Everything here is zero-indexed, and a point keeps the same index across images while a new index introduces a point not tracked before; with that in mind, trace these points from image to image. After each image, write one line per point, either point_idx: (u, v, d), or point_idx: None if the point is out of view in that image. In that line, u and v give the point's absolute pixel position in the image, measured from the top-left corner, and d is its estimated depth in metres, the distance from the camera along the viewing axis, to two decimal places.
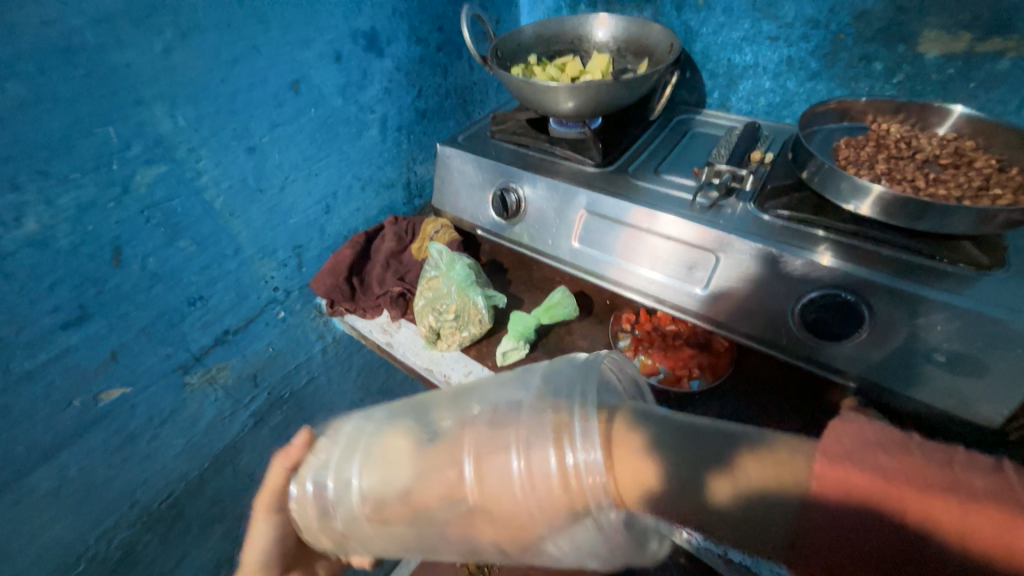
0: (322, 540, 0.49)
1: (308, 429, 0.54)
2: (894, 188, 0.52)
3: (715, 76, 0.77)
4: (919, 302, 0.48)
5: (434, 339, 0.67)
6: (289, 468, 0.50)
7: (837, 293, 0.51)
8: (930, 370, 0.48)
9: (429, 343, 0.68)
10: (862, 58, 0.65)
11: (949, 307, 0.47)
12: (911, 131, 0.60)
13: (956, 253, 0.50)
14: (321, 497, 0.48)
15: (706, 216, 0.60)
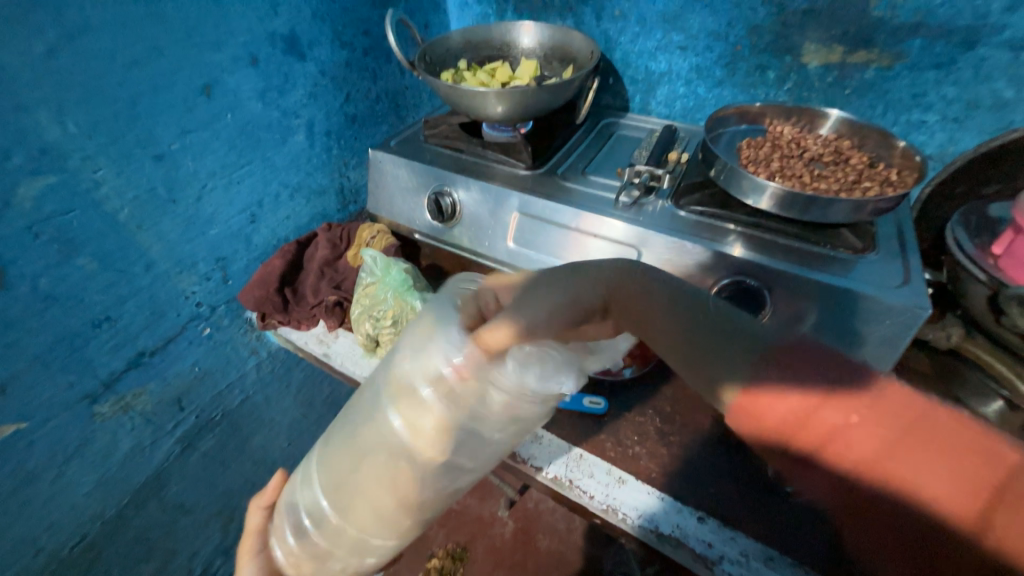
0: (303, 565, 0.53)
1: (282, 471, 0.59)
2: (786, 184, 0.58)
3: (635, 82, 0.82)
4: (810, 284, 0.54)
5: (374, 348, 0.66)
6: (266, 505, 0.58)
7: (743, 279, 0.57)
8: (822, 344, 0.55)
9: (368, 352, 0.67)
10: (758, 67, 0.72)
11: (835, 287, 0.53)
12: (801, 133, 0.67)
13: (838, 239, 0.57)
14: (298, 523, 0.54)
15: (629, 214, 0.64)
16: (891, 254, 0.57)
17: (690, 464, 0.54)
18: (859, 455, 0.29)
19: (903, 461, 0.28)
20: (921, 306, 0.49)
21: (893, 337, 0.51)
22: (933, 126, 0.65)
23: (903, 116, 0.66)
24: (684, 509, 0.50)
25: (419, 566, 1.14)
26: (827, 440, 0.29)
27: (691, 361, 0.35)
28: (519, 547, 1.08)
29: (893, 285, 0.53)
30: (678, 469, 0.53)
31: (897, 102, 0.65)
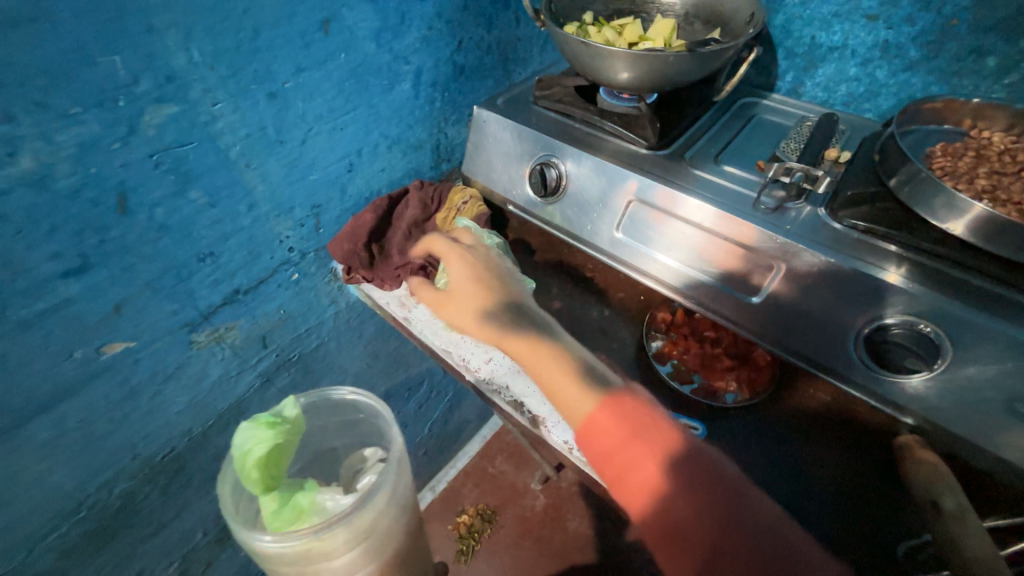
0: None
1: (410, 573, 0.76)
2: (998, 210, 0.46)
3: (792, 56, 0.68)
4: (1012, 344, 0.44)
5: (274, 423, 0.54)
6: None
7: (914, 323, 0.47)
8: (1005, 420, 0.44)
9: (238, 460, 0.51)
10: (973, 50, 0.56)
11: None
12: (1017, 143, 0.52)
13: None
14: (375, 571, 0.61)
15: (770, 217, 0.54)
16: None
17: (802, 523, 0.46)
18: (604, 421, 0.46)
19: (715, 484, 0.42)
20: None
21: None
22: None
23: None
24: None
25: (451, 521, 1.21)
26: (632, 465, 0.44)
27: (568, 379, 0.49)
28: (548, 521, 1.18)
29: None
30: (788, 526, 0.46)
31: None
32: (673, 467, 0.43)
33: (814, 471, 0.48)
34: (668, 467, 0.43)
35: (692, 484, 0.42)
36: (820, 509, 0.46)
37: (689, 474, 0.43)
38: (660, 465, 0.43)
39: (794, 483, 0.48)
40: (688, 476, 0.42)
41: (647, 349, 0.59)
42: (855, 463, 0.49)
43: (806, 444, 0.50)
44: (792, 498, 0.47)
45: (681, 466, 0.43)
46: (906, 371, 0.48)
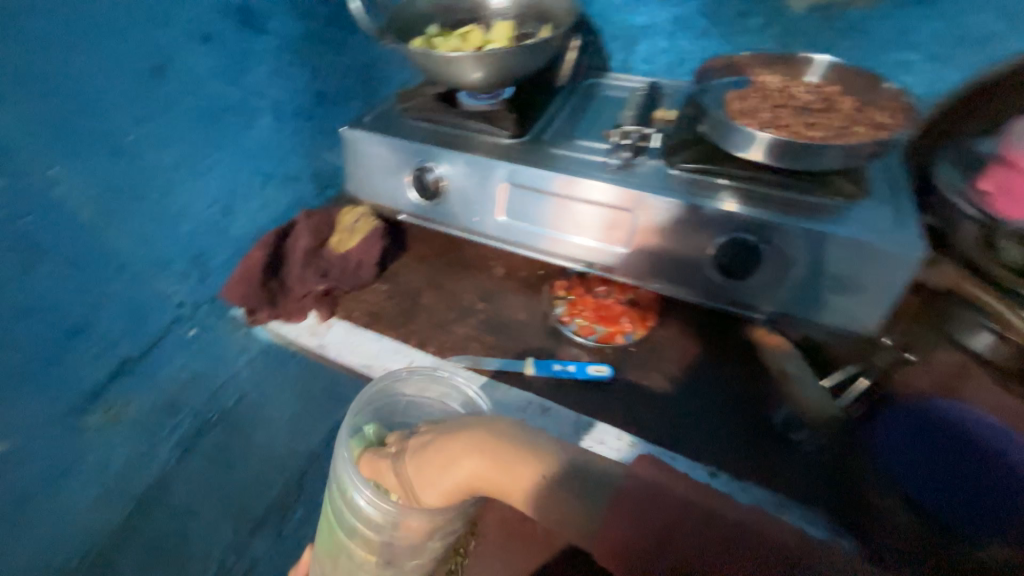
0: None
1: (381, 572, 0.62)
2: (778, 134, 0.57)
3: (615, 39, 0.79)
4: (811, 234, 0.54)
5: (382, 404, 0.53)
6: None
7: (740, 237, 0.56)
8: (820, 294, 0.55)
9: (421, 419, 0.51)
10: (740, 14, 0.70)
11: (832, 238, 0.53)
12: (788, 81, 0.65)
13: (833, 188, 0.56)
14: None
15: (622, 175, 0.62)
16: (885, 199, 0.56)
17: (702, 422, 0.54)
18: (530, 487, 0.34)
19: (676, 526, 0.29)
20: (914, 252, 0.50)
21: (888, 285, 0.52)
22: (921, 64, 0.64)
23: (884, 58, 0.66)
24: (698, 466, 0.51)
25: None
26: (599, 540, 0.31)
27: (544, 498, 0.33)
28: None
29: (891, 231, 0.52)
30: (690, 427, 0.54)
31: (879, 44, 0.65)
32: (614, 509, 0.31)
33: (714, 391, 0.57)
34: (628, 523, 0.30)
35: (640, 528, 0.30)
36: (709, 408, 0.55)
37: (632, 511, 0.30)
38: (590, 502, 0.32)
39: (699, 403, 0.56)
40: (632, 513, 0.30)
41: (552, 314, 0.66)
42: (730, 365, 0.59)
43: (703, 369, 0.59)
44: (688, 404, 0.56)
45: (622, 511, 0.30)
46: (754, 279, 0.58)
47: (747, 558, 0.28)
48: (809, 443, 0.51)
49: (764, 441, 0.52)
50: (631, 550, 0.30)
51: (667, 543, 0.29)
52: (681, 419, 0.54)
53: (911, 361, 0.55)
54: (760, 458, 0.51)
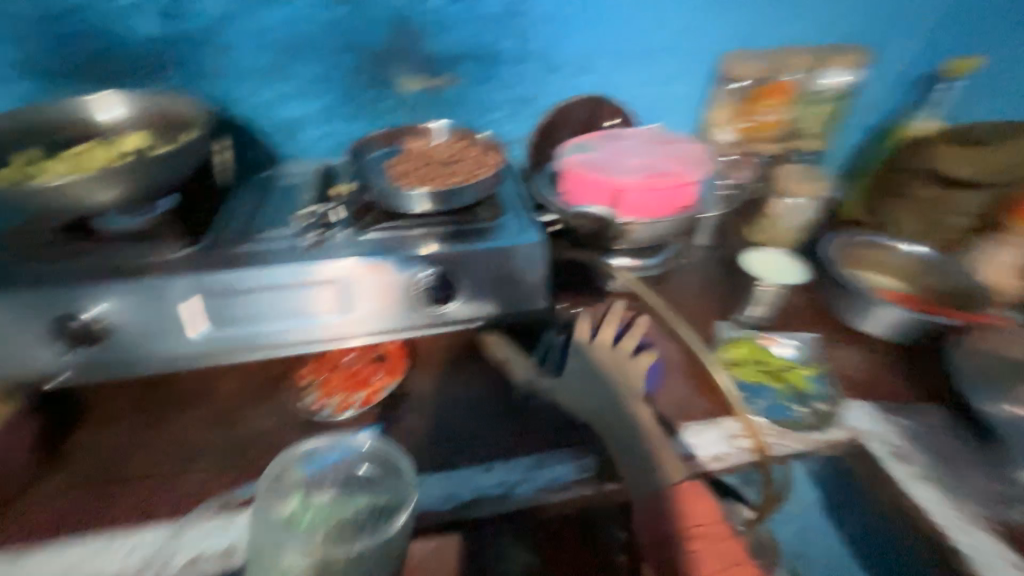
0: None
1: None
2: (428, 185, 0.71)
3: (274, 133, 0.83)
4: (472, 254, 0.66)
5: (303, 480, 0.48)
6: None
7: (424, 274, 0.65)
8: (502, 293, 0.69)
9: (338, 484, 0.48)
10: (373, 100, 0.82)
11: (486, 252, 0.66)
12: (428, 144, 0.80)
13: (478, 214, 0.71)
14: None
15: (312, 251, 0.64)
16: (517, 210, 0.74)
17: (467, 431, 0.61)
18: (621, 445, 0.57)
19: (674, 496, 0.52)
20: (537, 242, 0.67)
21: (536, 270, 0.69)
22: (506, 119, 0.89)
23: (486, 117, 0.89)
24: (473, 470, 0.57)
25: None
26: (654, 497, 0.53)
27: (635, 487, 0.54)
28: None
29: (523, 233, 0.69)
30: (458, 442, 0.60)
31: (478, 109, 0.87)
32: (659, 508, 0.52)
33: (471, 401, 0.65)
34: (677, 513, 0.52)
35: (652, 513, 0.52)
36: (466, 417, 0.63)
37: (662, 491, 0.53)
38: (650, 450, 0.55)
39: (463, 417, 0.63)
40: (666, 503, 0.52)
41: (302, 403, 0.64)
42: (473, 372, 0.68)
43: (458, 387, 0.67)
44: (450, 423, 0.62)
45: (676, 498, 0.52)
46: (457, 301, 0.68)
47: (668, 506, 0.52)
48: (547, 407, 0.64)
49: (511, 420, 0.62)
50: (648, 530, 0.52)
51: (670, 499, 0.52)
52: (449, 440, 0.60)
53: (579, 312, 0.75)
54: (514, 436, 0.60)
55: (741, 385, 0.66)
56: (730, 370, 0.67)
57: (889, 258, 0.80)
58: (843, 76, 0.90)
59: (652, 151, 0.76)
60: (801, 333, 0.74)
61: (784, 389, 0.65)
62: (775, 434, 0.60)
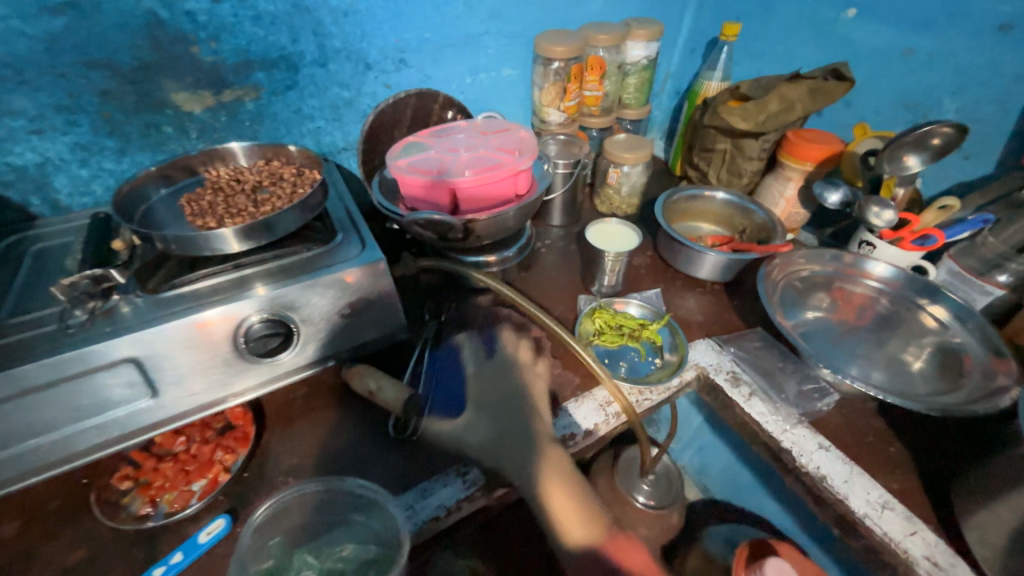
0: None
1: None
2: (237, 222, 0.61)
3: (11, 183, 0.64)
4: (304, 287, 0.59)
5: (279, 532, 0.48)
6: None
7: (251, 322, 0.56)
8: (351, 321, 0.63)
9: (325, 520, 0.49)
10: (149, 126, 0.68)
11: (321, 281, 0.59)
12: (235, 169, 0.69)
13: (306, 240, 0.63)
14: None
15: (89, 330, 0.51)
16: (353, 228, 0.67)
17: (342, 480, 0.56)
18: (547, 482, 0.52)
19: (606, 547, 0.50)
20: (377, 259, 0.62)
21: (382, 288, 0.64)
22: (326, 127, 0.80)
23: (304, 128, 0.79)
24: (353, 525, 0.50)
25: None
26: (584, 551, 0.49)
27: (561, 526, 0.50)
28: None
29: (360, 252, 0.63)
30: None
31: (291, 120, 0.77)
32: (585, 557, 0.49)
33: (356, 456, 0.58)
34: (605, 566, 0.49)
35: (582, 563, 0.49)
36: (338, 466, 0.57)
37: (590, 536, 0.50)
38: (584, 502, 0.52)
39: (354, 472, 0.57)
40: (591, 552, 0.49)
41: (124, 513, 0.52)
42: (340, 414, 0.62)
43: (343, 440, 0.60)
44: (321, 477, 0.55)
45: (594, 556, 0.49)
46: (294, 350, 0.59)
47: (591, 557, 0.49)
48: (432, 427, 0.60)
49: (390, 453, 0.58)
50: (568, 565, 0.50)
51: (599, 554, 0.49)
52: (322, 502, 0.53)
53: (446, 319, 0.72)
54: (394, 471, 0.56)
55: (604, 353, 0.72)
56: (595, 342, 0.73)
57: (706, 207, 0.92)
58: (646, 47, 0.97)
59: (483, 141, 0.75)
60: (645, 290, 0.82)
61: (641, 347, 0.73)
62: (636, 392, 0.66)
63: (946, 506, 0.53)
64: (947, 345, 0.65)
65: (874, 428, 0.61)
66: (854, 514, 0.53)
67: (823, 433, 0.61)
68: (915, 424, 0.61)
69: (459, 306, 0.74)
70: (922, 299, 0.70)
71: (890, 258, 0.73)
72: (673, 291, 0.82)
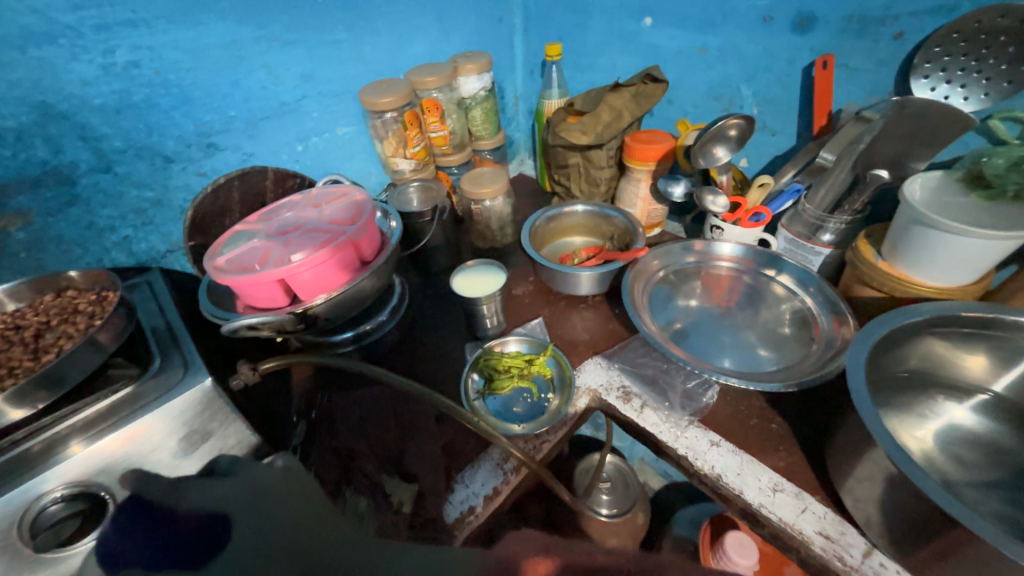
0: None
1: None
2: (11, 384, 0.50)
3: None
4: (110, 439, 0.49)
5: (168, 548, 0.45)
6: None
7: (41, 505, 0.46)
8: (184, 463, 0.52)
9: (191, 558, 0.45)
10: None
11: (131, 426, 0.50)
12: (13, 314, 0.58)
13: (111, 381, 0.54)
14: None
15: None
16: (175, 347, 0.59)
17: None
18: None
19: None
20: (201, 378, 0.55)
21: (218, 412, 0.55)
22: (135, 234, 0.71)
23: (106, 243, 0.68)
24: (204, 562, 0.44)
25: None
26: None
27: None
28: None
29: (182, 375, 0.55)
30: None
31: (84, 238, 0.66)
32: None
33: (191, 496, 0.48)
34: None
35: None
36: None
37: None
38: None
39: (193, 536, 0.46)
40: None
41: None
42: None
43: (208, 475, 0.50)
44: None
45: None
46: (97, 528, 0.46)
47: None
48: None
49: None
50: None
51: None
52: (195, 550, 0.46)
53: (317, 415, 0.64)
54: None
55: (496, 403, 0.68)
56: (485, 394, 0.69)
57: (572, 221, 0.93)
58: (479, 79, 0.97)
59: (311, 216, 0.69)
60: (529, 320, 0.80)
61: (532, 385, 0.70)
62: (533, 438, 0.63)
63: (826, 471, 0.55)
64: (799, 309, 0.70)
65: (755, 409, 0.63)
66: (751, 506, 0.54)
67: (712, 429, 0.62)
68: (789, 393, 0.64)
69: (332, 396, 0.66)
70: (770, 271, 0.75)
71: (737, 237, 0.78)
72: (558, 314, 0.81)
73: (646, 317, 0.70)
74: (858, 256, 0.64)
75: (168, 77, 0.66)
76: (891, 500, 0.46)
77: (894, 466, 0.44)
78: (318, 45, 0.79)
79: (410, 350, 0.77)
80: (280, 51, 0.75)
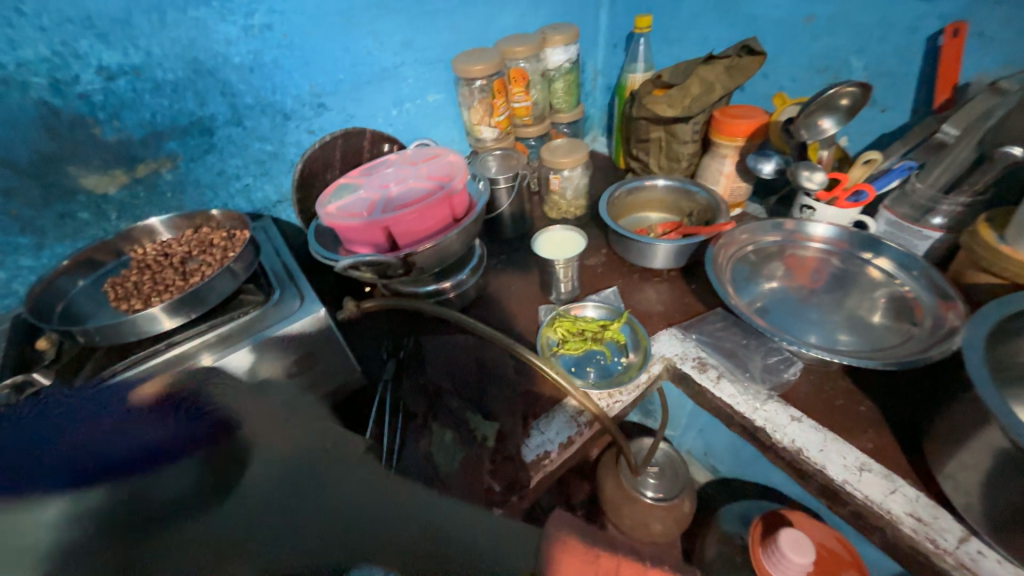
0: None
1: None
2: (166, 299, 0.59)
3: None
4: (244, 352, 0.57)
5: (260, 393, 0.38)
6: None
7: None
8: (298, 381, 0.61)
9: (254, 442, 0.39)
10: (64, 216, 0.66)
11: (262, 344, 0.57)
12: (161, 243, 0.67)
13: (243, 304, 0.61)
14: None
15: None
16: (292, 283, 0.66)
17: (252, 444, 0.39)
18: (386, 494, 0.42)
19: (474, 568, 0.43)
20: (317, 309, 0.60)
21: (329, 342, 0.62)
22: (255, 183, 0.79)
23: (231, 189, 0.77)
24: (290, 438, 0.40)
25: None
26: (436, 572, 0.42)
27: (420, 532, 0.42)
28: None
29: (300, 306, 0.61)
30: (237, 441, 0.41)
31: (215, 183, 0.75)
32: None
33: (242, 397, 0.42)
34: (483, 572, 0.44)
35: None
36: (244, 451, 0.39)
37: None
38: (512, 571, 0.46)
39: (157, 526, 0.30)
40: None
41: None
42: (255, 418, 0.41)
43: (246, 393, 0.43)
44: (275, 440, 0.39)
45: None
46: None
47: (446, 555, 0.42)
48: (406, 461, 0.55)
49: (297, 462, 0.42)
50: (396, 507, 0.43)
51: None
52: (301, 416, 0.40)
53: (405, 355, 0.70)
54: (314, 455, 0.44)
55: (570, 361, 0.71)
56: (559, 352, 0.71)
57: (651, 196, 0.92)
58: (565, 51, 0.98)
59: (409, 173, 0.74)
60: (603, 289, 0.81)
61: (605, 349, 0.71)
62: (606, 396, 0.65)
63: (920, 457, 0.53)
64: (898, 294, 0.66)
65: (842, 390, 0.61)
66: (833, 482, 0.53)
67: (793, 405, 0.61)
68: (880, 378, 0.62)
69: (419, 340, 0.72)
70: (867, 254, 0.72)
71: (831, 218, 0.74)
72: (631, 286, 0.82)
73: (729, 290, 0.69)
74: (976, 239, 0.60)
75: (293, 40, 0.72)
76: (1000, 484, 0.43)
77: (1009, 445, 0.42)
78: (421, 14, 0.83)
79: (486, 309, 0.81)
80: (387, 18, 0.80)
